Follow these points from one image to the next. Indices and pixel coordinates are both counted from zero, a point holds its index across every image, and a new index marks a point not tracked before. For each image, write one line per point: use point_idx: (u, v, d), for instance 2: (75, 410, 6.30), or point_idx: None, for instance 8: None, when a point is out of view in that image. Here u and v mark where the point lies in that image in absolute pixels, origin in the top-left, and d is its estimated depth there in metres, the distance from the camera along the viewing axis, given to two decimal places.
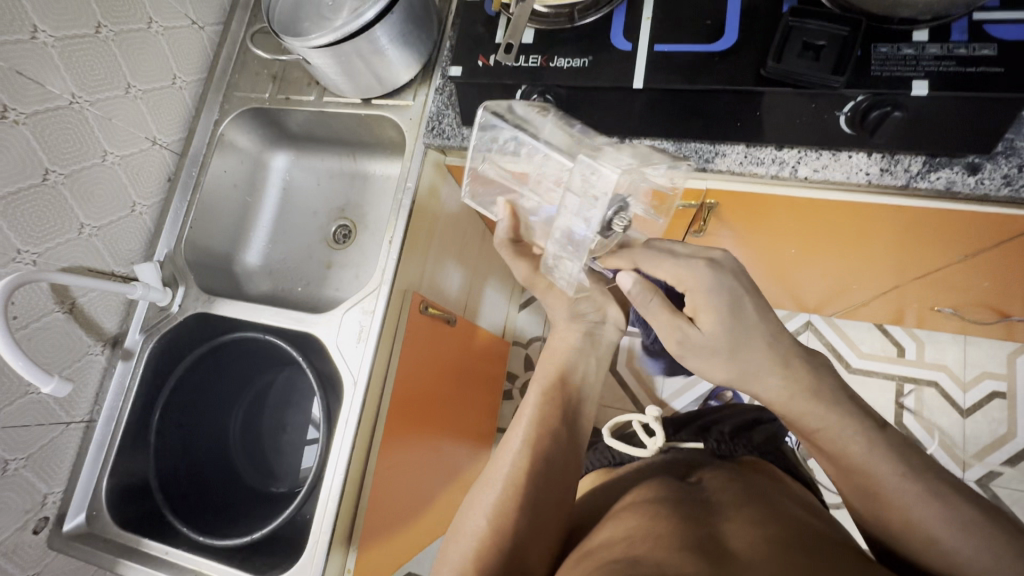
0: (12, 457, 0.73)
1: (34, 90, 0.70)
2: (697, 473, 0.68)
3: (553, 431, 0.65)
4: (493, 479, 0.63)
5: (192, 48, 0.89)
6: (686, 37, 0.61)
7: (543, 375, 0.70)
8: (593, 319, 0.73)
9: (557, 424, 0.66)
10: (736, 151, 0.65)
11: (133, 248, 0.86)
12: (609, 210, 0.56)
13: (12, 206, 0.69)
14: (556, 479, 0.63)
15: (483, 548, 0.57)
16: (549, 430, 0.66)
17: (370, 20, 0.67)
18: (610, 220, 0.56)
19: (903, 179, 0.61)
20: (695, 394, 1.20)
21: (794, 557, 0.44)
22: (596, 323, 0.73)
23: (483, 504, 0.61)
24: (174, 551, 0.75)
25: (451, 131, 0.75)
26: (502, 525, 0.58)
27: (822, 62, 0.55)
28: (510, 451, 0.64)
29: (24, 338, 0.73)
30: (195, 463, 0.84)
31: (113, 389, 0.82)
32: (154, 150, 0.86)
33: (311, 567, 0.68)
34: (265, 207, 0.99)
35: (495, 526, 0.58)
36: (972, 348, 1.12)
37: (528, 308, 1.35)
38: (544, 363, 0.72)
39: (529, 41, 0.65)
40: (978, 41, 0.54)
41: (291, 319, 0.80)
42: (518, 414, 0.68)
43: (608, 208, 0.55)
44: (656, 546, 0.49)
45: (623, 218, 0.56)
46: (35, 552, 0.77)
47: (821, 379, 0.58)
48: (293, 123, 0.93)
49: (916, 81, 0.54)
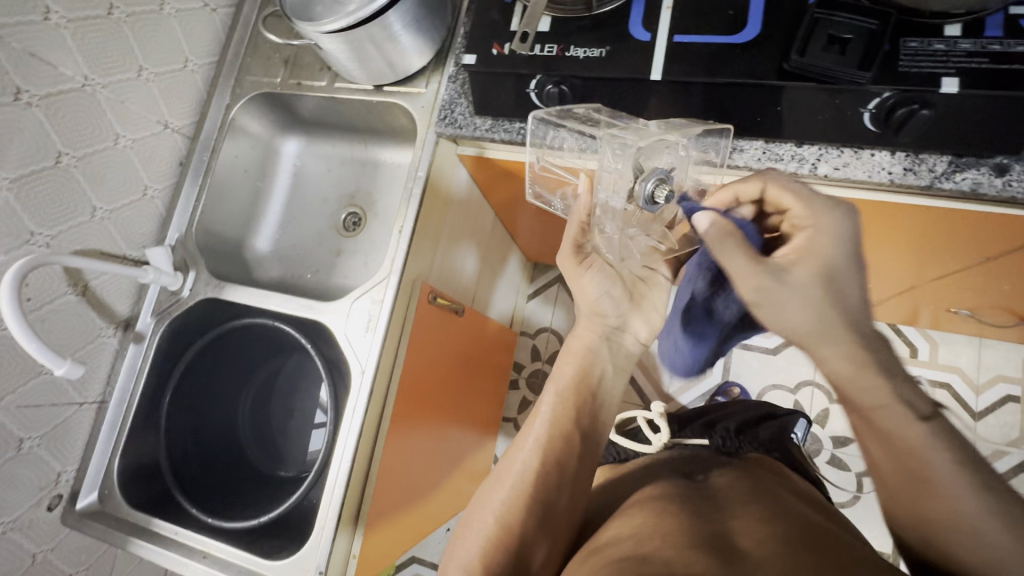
0: (28, 435, 0.75)
1: (47, 72, 0.70)
2: (705, 472, 0.65)
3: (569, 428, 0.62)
4: (503, 477, 0.61)
5: (205, 32, 0.89)
6: (706, 27, 0.59)
7: (565, 375, 0.65)
8: (613, 323, 0.67)
9: (576, 426, 0.62)
10: (754, 146, 0.63)
11: (145, 232, 0.86)
12: (648, 182, 0.59)
13: (28, 188, 0.70)
14: (572, 474, 0.60)
15: (491, 549, 0.56)
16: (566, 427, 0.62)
17: (384, 5, 0.66)
18: (653, 191, 0.59)
19: (928, 179, 0.59)
20: (701, 390, 1.19)
21: (806, 558, 0.42)
22: (615, 329, 0.67)
23: (492, 502, 0.59)
24: (184, 531, 0.76)
25: (464, 119, 0.74)
26: (512, 523, 0.57)
27: (849, 56, 0.53)
28: (524, 449, 0.62)
29: (39, 319, 0.74)
30: (204, 444, 0.85)
31: (125, 370, 0.83)
32: (166, 134, 0.86)
33: (318, 550, 0.68)
34: (276, 191, 0.99)
35: (508, 524, 0.57)
36: (987, 350, 1.10)
37: (538, 298, 1.34)
38: (561, 362, 0.67)
39: (545, 30, 0.64)
40: (1013, 37, 0.51)
41: (301, 306, 0.80)
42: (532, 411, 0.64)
43: (648, 181, 0.59)
44: (665, 543, 0.47)
45: (663, 188, 0.60)
46: (49, 528, 0.79)
47: (841, 374, 0.56)
48: (305, 109, 0.92)
49: (946, 77, 0.52)
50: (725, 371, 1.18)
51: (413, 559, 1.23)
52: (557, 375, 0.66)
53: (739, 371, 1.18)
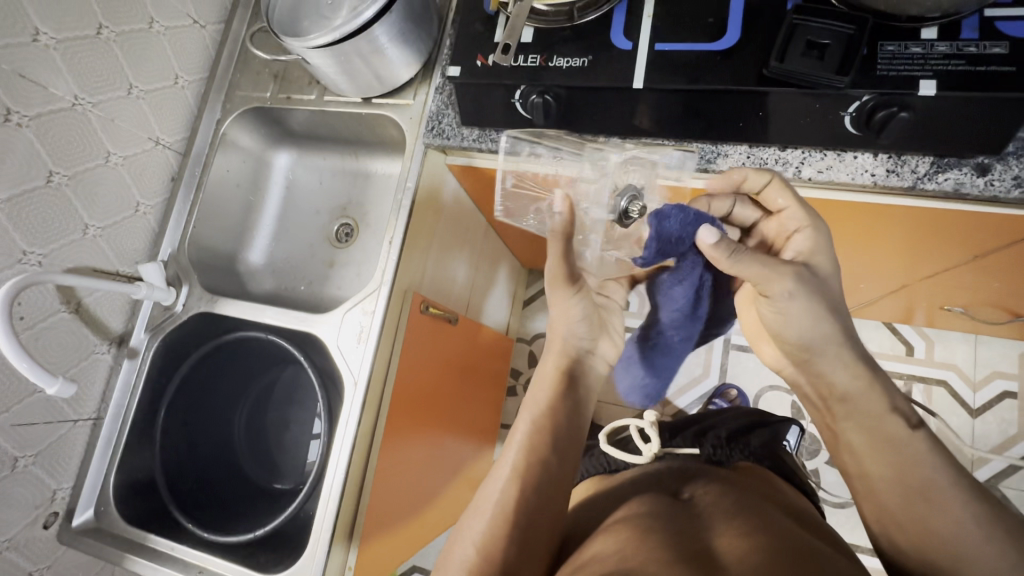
0: (22, 453, 0.75)
1: (37, 93, 0.70)
2: (690, 489, 0.64)
3: (551, 457, 0.62)
4: (481, 508, 0.60)
5: (194, 48, 0.89)
6: (687, 35, 0.60)
7: (539, 399, 0.66)
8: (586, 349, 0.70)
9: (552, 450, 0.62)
10: (739, 151, 0.64)
11: (138, 248, 0.87)
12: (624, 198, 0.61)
13: (20, 208, 0.70)
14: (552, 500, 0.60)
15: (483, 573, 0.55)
16: (547, 456, 0.62)
17: (369, 19, 0.67)
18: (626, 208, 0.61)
19: (910, 179, 0.59)
20: (699, 392, 1.19)
21: (786, 570, 0.43)
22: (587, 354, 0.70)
23: (471, 533, 0.58)
24: (179, 547, 0.76)
25: (452, 130, 0.74)
26: (506, 545, 0.56)
27: (827, 61, 0.54)
28: (501, 476, 0.61)
29: (33, 338, 0.74)
30: (200, 458, 0.85)
31: (119, 386, 0.84)
32: (157, 150, 0.87)
33: (313, 564, 0.69)
34: (268, 204, 1.00)
35: (500, 547, 0.56)
36: (983, 347, 1.10)
37: (531, 304, 1.34)
38: (536, 390, 0.67)
39: (529, 40, 0.64)
40: (989, 39, 0.52)
41: (293, 318, 0.80)
42: (508, 437, 0.65)
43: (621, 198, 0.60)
44: (648, 558, 0.47)
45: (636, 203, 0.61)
46: (46, 546, 0.79)
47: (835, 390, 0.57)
48: (295, 122, 0.93)
49: (924, 80, 0.52)
50: (722, 372, 1.18)
51: (414, 568, 1.23)
52: (530, 400, 0.67)
53: (735, 373, 1.18)
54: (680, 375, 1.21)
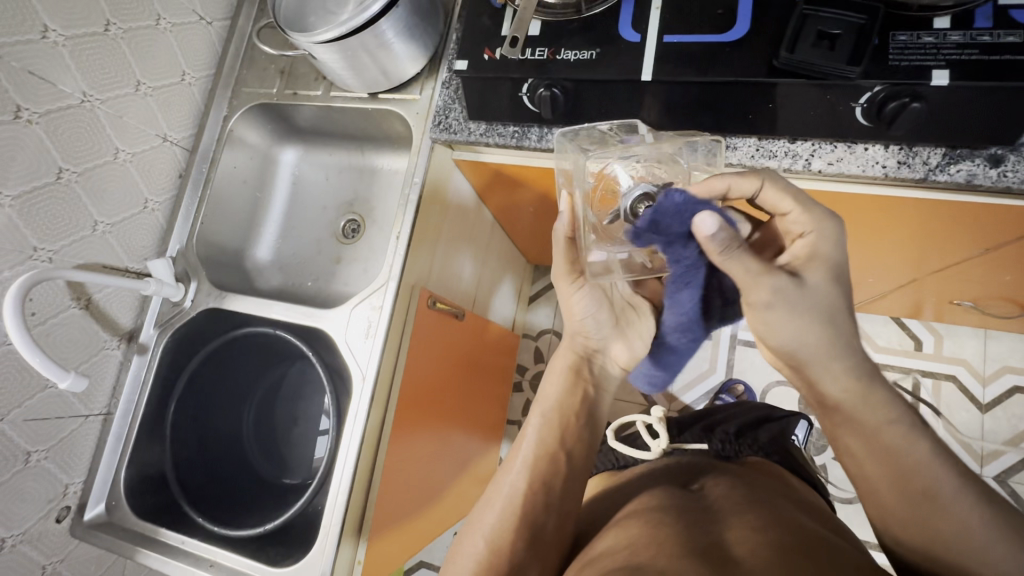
0: (34, 448, 0.76)
1: (46, 89, 0.71)
2: (700, 482, 0.64)
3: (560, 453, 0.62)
4: (494, 500, 0.60)
5: (201, 44, 0.90)
6: (696, 27, 0.60)
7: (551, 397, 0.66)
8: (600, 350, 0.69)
9: (563, 446, 0.63)
10: (748, 144, 0.64)
11: (146, 244, 0.87)
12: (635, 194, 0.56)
13: (30, 205, 0.71)
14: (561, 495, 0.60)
15: (492, 567, 0.55)
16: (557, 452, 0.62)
17: (375, 14, 0.66)
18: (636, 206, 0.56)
19: (922, 171, 0.59)
20: (706, 388, 1.19)
21: (796, 564, 0.42)
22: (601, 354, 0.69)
23: (483, 526, 0.58)
24: (190, 540, 0.76)
25: (458, 125, 0.74)
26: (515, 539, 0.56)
27: (838, 51, 0.53)
28: (513, 471, 0.61)
29: (43, 334, 0.75)
30: (210, 453, 0.86)
31: (130, 382, 0.84)
32: (164, 146, 0.87)
33: (322, 558, 0.69)
34: (275, 201, 1.00)
35: (510, 541, 0.56)
36: (992, 342, 1.09)
37: (536, 301, 1.34)
38: (548, 386, 0.68)
39: (536, 34, 0.64)
40: (1003, 27, 0.51)
41: (301, 314, 0.80)
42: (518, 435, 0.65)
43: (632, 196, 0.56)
44: (658, 553, 0.46)
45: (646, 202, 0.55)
46: (58, 540, 0.80)
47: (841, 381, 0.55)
48: (302, 118, 0.93)
49: (936, 70, 0.52)
50: (729, 368, 1.18)
51: (421, 563, 1.23)
52: (542, 397, 0.67)
53: (742, 368, 1.18)
54: (687, 371, 1.20)
